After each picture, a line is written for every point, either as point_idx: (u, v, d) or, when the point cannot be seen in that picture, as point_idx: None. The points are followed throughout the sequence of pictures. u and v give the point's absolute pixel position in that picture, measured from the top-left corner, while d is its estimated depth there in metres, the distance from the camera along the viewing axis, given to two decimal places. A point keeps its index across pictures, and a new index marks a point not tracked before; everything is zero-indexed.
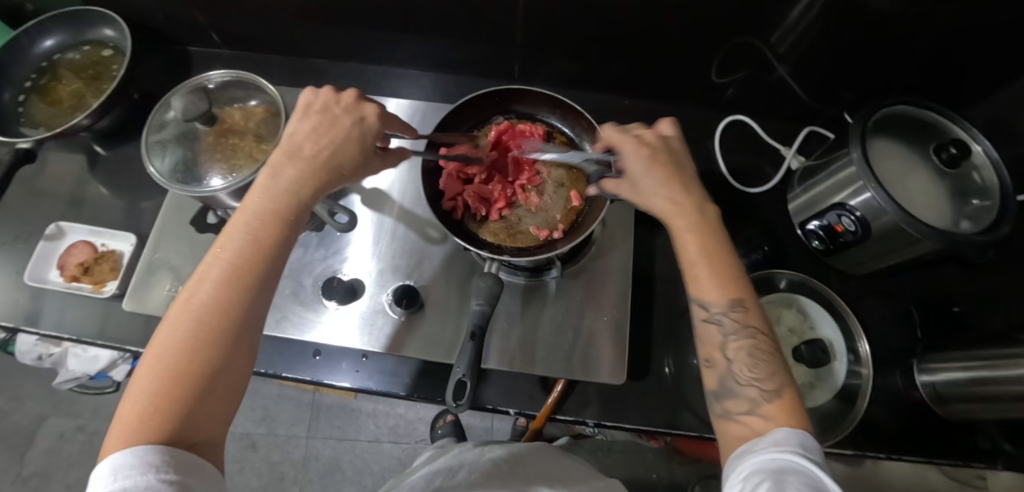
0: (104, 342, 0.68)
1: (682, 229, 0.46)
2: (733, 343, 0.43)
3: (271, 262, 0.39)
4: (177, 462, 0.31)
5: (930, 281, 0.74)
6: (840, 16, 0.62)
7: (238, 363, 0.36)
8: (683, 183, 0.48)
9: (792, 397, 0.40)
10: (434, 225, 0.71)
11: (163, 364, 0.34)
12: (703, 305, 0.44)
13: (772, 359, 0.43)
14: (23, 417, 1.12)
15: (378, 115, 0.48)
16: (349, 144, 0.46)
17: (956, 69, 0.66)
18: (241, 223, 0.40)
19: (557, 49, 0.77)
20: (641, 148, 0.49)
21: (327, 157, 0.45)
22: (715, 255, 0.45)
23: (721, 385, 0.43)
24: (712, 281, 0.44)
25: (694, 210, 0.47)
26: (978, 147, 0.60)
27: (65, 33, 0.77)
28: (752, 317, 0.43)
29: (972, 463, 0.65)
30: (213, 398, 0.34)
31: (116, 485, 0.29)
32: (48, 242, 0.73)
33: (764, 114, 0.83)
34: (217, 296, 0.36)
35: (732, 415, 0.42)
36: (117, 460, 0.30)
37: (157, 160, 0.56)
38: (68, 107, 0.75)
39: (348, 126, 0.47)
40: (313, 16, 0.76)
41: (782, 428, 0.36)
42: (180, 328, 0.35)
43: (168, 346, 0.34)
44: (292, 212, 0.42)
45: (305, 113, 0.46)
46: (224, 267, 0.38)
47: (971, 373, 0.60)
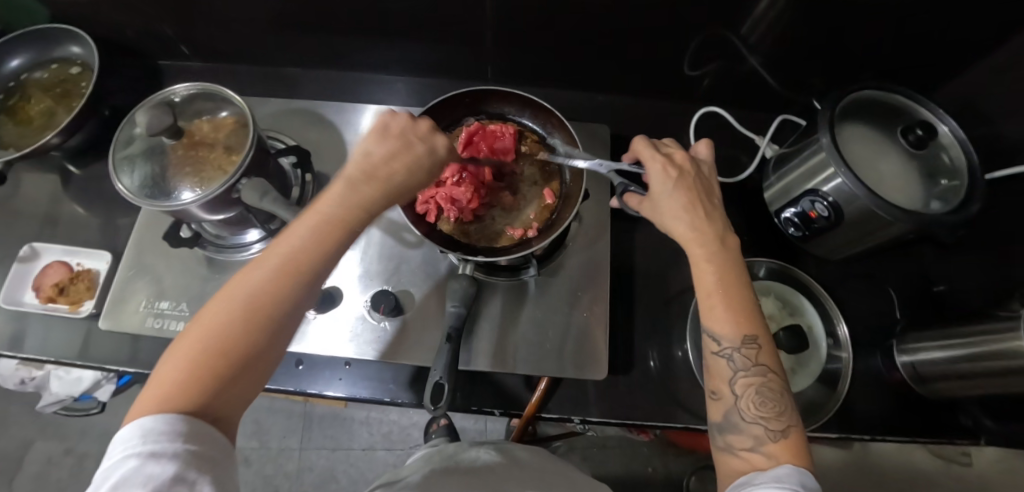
0: (83, 363, 0.67)
1: (700, 257, 0.46)
2: (742, 377, 0.43)
3: (331, 261, 0.40)
4: (203, 433, 0.32)
5: (907, 263, 0.74)
6: (804, 4, 0.63)
7: (274, 352, 0.37)
8: (707, 210, 0.49)
9: (797, 438, 0.40)
10: (410, 229, 0.71)
11: (207, 340, 0.35)
12: (715, 338, 0.44)
13: (782, 399, 0.42)
14: (10, 443, 1.10)
15: (447, 147, 0.48)
16: (418, 170, 0.45)
17: (922, 52, 0.67)
18: (313, 217, 0.41)
19: (529, 48, 0.77)
20: (668, 170, 0.51)
21: (399, 179, 0.44)
22: (730, 289, 0.45)
23: (725, 417, 0.43)
24: (726, 312, 0.44)
25: (715, 240, 0.47)
26: (944, 128, 0.62)
27: (32, 52, 0.77)
28: (764, 355, 0.43)
29: (955, 440, 0.66)
30: (245, 379, 0.35)
31: (145, 447, 0.31)
32: (22, 264, 0.72)
33: (739, 104, 0.83)
34: (271, 284, 0.37)
35: (735, 450, 0.41)
36: (148, 424, 0.31)
37: (125, 176, 0.55)
38: (38, 126, 0.74)
39: (421, 153, 0.46)
40: (282, 25, 0.75)
41: (783, 467, 0.37)
42: (226, 307, 0.36)
43: (214, 322, 0.35)
44: (361, 221, 0.42)
45: (383, 136, 0.45)
46: (284, 257, 0.38)
47: (950, 351, 0.61)
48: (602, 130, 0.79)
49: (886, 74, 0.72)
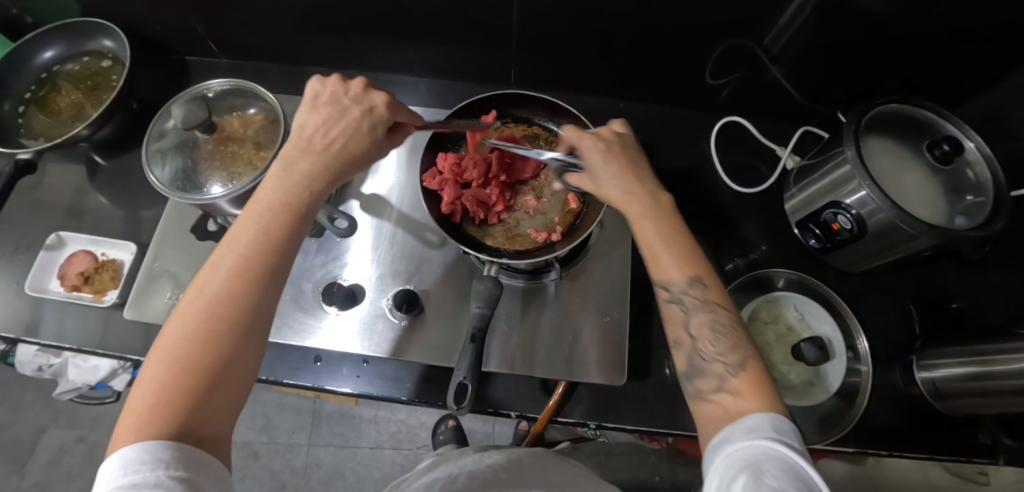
0: (103, 352, 0.68)
1: (638, 215, 0.47)
2: (693, 319, 0.44)
3: (283, 253, 0.41)
4: (186, 458, 0.32)
5: (927, 278, 0.74)
6: (832, 16, 0.63)
7: (247, 359, 0.37)
8: (635, 168, 0.50)
9: (756, 368, 0.41)
10: (432, 229, 0.71)
11: (174, 360, 0.35)
12: (665, 287, 0.45)
13: (734, 330, 0.43)
14: (23, 429, 1.11)
15: (387, 105, 0.48)
16: (357, 137, 0.46)
17: (946, 66, 0.67)
18: (255, 215, 0.42)
19: (553, 53, 0.77)
20: (597, 142, 0.51)
21: (336, 147, 0.45)
22: (670, 239, 0.46)
23: (689, 364, 0.44)
24: (670, 258, 0.45)
25: (646, 194, 0.48)
26: (970, 144, 0.61)
27: (65, 45, 0.78)
28: (711, 291, 0.44)
29: (974, 458, 0.65)
30: (222, 392, 0.35)
31: (126, 480, 0.30)
32: (48, 252, 0.73)
33: (759, 114, 0.83)
34: (226, 288, 0.38)
35: (702, 395, 0.42)
36: (127, 456, 0.31)
37: (157, 168, 0.56)
38: (68, 117, 0.75)
39: (357, 118, 0.46)
40: (311, 24, 0.76)
41: (756, 416, 0.36)
42: (189, 322, 0.36)
43: (178, 340, 0.35)
44: (304, 203, 0.43)
45: (313, 106, 0.46)
46: (236, 260, 0.39)
47: (968, 369, 0.60)
48: None
49: (910, 88, 0.72)
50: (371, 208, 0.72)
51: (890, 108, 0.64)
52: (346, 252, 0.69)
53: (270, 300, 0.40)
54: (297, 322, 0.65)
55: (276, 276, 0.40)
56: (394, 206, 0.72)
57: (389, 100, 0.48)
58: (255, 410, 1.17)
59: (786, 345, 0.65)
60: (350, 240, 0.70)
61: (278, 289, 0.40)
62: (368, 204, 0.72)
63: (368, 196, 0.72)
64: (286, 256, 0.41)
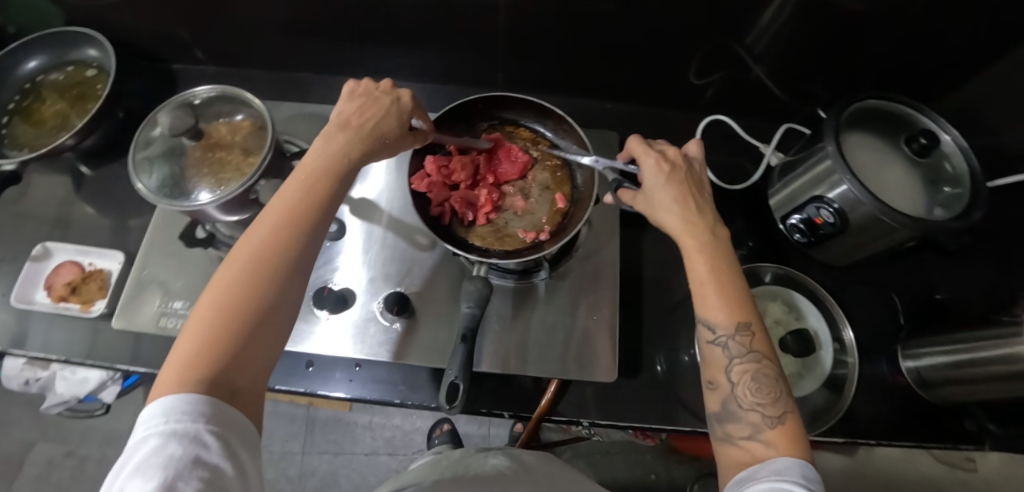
0: (92, 362, 0.67)
1: (693, 250, 0.46)
2: (737, 365, 0.43)
3: (323, 214, 0.41)
4: (222, 414, 0.32)
5: (910, 270, 0.76)
6: (810, 15, 0.64)
7: (284, 315, 0.37)
8: (699, 203, 0.49)
9: (793, 424, 0.40)
10: (422, 232, 0.72)
11: (217, 307, 0.35)
12: (709, 327, 0.44)
13: (777, 385, 0.42)
14: (11, 444, 1.09)
15: (412, 97, 0.51)
16: (387, 117, 0.49)
17: (922, 63, 0.68)
18: (301, 179, 0.42)
19: (539, 56, 0.78)
20: (661, 163, 0.51)
21: (371, 125, 0.48)
22: (723, 280, 0.45)
23: (723, 407, 0.43)
24: (719, 301, 0.44)
25: (706, 230, 0.47)
26: (947, 136, 0.63)
27: (49, 54, 0.78)
28: (758, 342, 0.43)
29: (961, 445, 0.66)
30: (259, 344, 0.35)
31: (167, 427, 0.30)
32: (34, 263, 0.72)
33: (743, 113, 0.85)
34: (270, 243, 0.38)
35: (733, 439, 0.42)
36: (169, 403, 0.31)
37: (144, 176, 0.56)
38: (53, 127, 0.75)
39: (386, 105, 0.50)
40: (298, 31, 0.77)
41: (785, 462, 0.37)
42: (234, 271, 0.36)
43: (225, 284, 0.36)
44: (345, 168, 0.44)
45: (350, 98, 0.50)
46: (284, 213, 0.40)
47: (952, 356, 0.62)
48: (610, 137, 0.80)
49: (888, 84, 0.74)
50: (361, 212, 0.72)
51: (873, 103, 0.65)
52: (336, 256, 0.69)
53: (310, 260, 0.40)
54: None
55: (316, 235, 0.41)
56: (384, 210, 0.72)
57: (414, 97, 0.52)
58: None
59: (775, 338, 0.66)
60: (340, 245, 0.70)
61: (316, 251, 0.41)
62: (358, 208, 0.72)
63: (358, 200, 0.72)
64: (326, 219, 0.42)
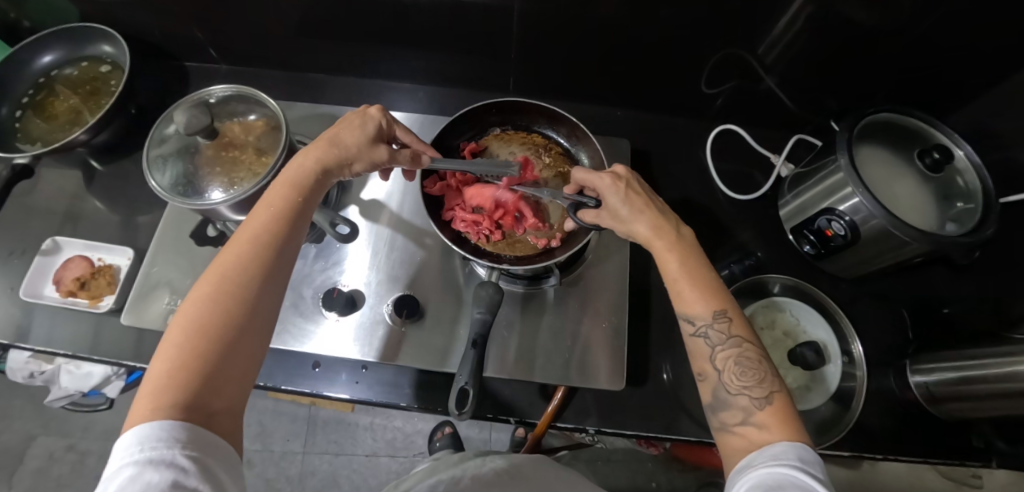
0: (98, 358, 0.67)
1: (663, 249, 0.47)
2: (720, 353, 0.44)
3: (289, 236, 0.43)
4: (199, 438, 0.32)
5: (918, 284, 0.75)
6: (824, 27, 0.64)
7: (256, 335, 0.38)
8: (659, 207, 0.50)
9: (782, 402, 0.40)
10: (432, 235, 0.72)
11: (189, 329, 0.35)
12: (689, 319, 0.45)
13: (761, 365, 0.43)
14: (12, 437, 1.09)
15: (381, 110, 0.52)
16: (352, 129, 0.50)
17: (934, 76, 0.68)
18: (268, 201, 0.44)
19: (551, 62, 0.78)
20: (617, 182, 0.50)
21: (332, 139, 0.49)
22: (694, 272, 0.46)
23: (715, 396, 0.43)
24: (694, 293, 0.45)
25: (673, 229, 0.48)
26: (960, 152, 0.62)
27: (63, 50, 0.78)
28: (737, 326, 0.43)
29: (968, 462, 0.66)
30: (231, 366, 0.36)
31: (143, 455, 0.30)
32: (43, 257, 0.72)
33: (753, 123, 0.85)
34: (238, 264, 0.39)
35: (729, 427, 0.41)
36: (143, 431, 0.31)
37: (158, 174, 0.56)
38: (65, 122, 0.75)
39: (354, 118, 0.51)
40: (311, 32, 0.77)
41: (782, 440, 0.37)
42: (203, 293, 0.37)
43: (196, 306, 0.36)
44: (309, 186, 0.46)
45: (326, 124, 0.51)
46: (250, 234, 0.41)
47: (963, 372, 0.61)
48: (620, 144, 0.80)
49: (899, 97, 0.74)
50: (370, 214, 0.72)
51: (879, 117, 0.65)
52: (344, 258, 0.69)
53: (280, 281, 0.41)
54: (296, 328, 0.65)
55: (283, 254, 0.42)
56: (393, 212, 0.72)
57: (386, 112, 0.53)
58: (249, 417, 1.16)
59: (782, 350, 0.66)
60: (349, 247, 0.70)
61: (286, 270, 0.42)
62: (367, 209, 0.72)
63: (368, 202, 0.73)
64: (293, 240, 0.43)
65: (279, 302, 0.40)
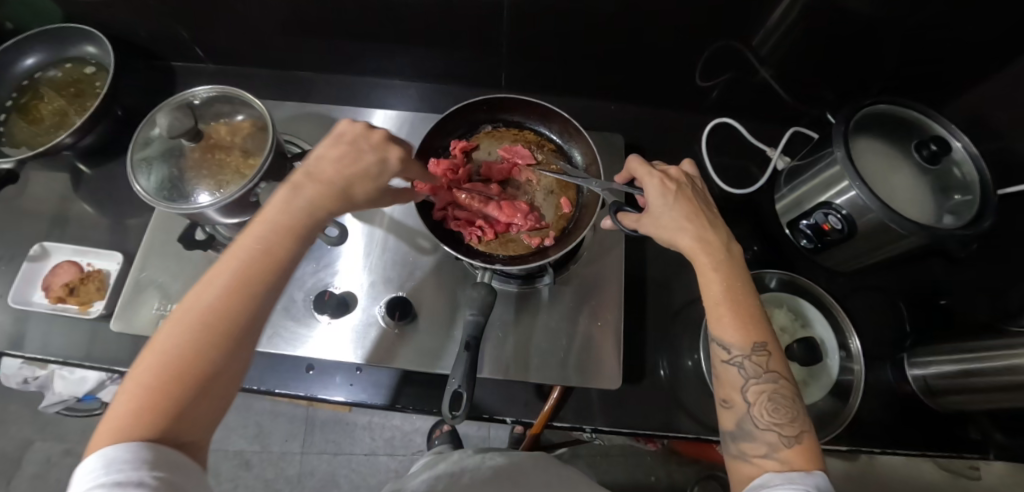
0: (90, 364, 0.66)
1: (707, 266, 0.45)
2: (753, 386, 0.43)
3: (278, 277, 0.39)
4: (167, 462, 0.31)
5: (916, 276, 0.75)
6: (820, 18, 0.63)
7: (231, 377, 0.36)
8: (710, 218, 0.48)
9: (811, 443, 0.40)
10: (425, 235, 0.71)
11: (162, 368, 0.33)
12: (724, 347, 0.43)
13: (794, 405, 0.42)
14: (9, 442, 1.09)
15: (400, 161, 0.48)
16: (366, 183, 0.46)
17: (932, 66, 0.67)
18: (255, 233, 0.39)
19: (543, 57, 0.77)
20: (666, 183, 0.50)
21: (344, 180, 0.44)
22: (736, 298, 0.44)
23: (738, 425, 0.42)
24: (734, 320, 0.43)
25: (723, 247, 0.46)
26: (957, 143, 0.62)
27: (47, 51, 0.77)
28: (775, 362, 0.42)
29: (965, 454, 0.66)
30: (207, 403, 0.34)
31: (109, 477, 0.30)
32: (31, 263, 0.71)
33: (749, 116, 0.84)
34: (221, 305, 0.36)
35: (747, 457, 0.41)
36: (110, 454, 0.30)
37: (142, 178, 0.55)
38: (51, 125, 0.74)
39: (369, 163, 0.46)
40: (299, 29, 0.76)
41: (810, 475, 0.36)
42: (176, 335, 0.34)
43: (167, 346, 0.34)
44: (309, 224, 0.41)
45: (334, 142, 0.46)
46: (235, 274, 0.37)
47: (960, 365, 0.61)
48: (614, 140, 0.79)
49: (896, 88, 0.73)
50: (362, 215, 0.71)
51: (881, 110, 0.64)
52: (336, 260, 0.68)
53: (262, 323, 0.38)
54: (288, 332, 0.65)
55: (273, 293, 0.38)
56: (385, 212, 0.71)
57: (404, 155, 0.48)
58: (247, 419, 1.15)
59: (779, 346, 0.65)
60: (340, 248, 0.69)
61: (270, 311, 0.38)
62: (359, 210, 0.71)
63: None
64: (283, 281, 0.39)
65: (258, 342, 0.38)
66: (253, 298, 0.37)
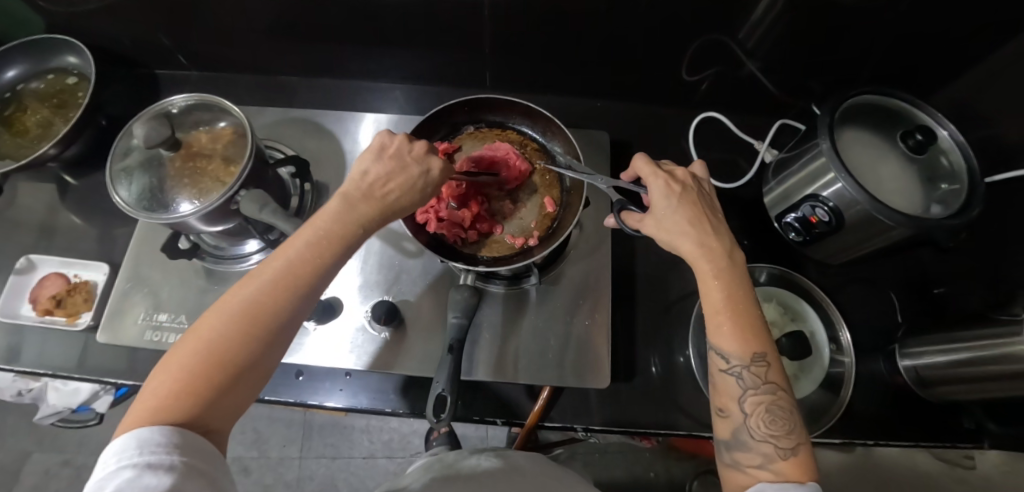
0: (81, 376, 0.66)
1: (707, 274, 0.45)
2: (751, 396, 0.42)
3: (321, 279, 0.40)
4: (197, 446, 0.32)
5: (907, 266, 0.74)
6: (804, 8, 0.63)
7: (263, 369, 0.37)
8: (713, 225, 0.48)
9: (806, 456, 0.40)
10: (410, 238, 0.71)
11: (204, 351, 0.34)
12: (723, 356, 0.43)
13: (791, 417, 0.41)
14: (7, 455, 1.09)
15: (443, 169, 0.48)
16: (410, 193, 0.46)
17: (918, 55, 0.67)
18: (310, 229, 0.41)
19: (527, 55, 0.77)
20: (671, 185, 0.49)
21: (394, 195, 0.45)
22: (738, 307, 0.44)
23: (734, 435, 0.42)
24: (732, 329, 0.43)
25: (724, 255, 0.46)
26: (944, 132, 0.61)
27: (29, 62, 0.76)
28: (774, 373, 0.42)
29: (959, 444, 0.66)
30: (240, 390, 0.35)
31: (142, 458, 0.30)
32: (18, 276, 0.71)
33: (736, 109, 0.84)
34: (271, 294, 0.37)
35: (742, 466, 0.41)
36: (143, 434, 0.31)
37: (123, 188, 0.55)
38: (34, 137, 0.74)
39: (415, 174, 0.46)
40: (281, 33, 0.75)
41: (804, 488, 0.36)
42: (218, 323, 0.35)
43: (209, 333, 0.35)
44: (357, 232, 0.43)
45: (379, 156, 0.46)
46: (281, 271, 0.38)
47: (953, 356, 0.60)
48: (601, 137, 0.79)
49: (882, 78, 0.72)
50: None
51: (871, 103, 0.64)
52: None
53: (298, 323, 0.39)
54: None
55: (312, 297, 0.40)
56: None
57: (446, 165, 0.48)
58: (244, 425, 1.15)
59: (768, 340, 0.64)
60: None
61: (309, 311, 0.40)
62: None
63: None
64: (330, 276, 0.41)
65: (293, 338, 0.39)
66: (295, 296, 0.38)
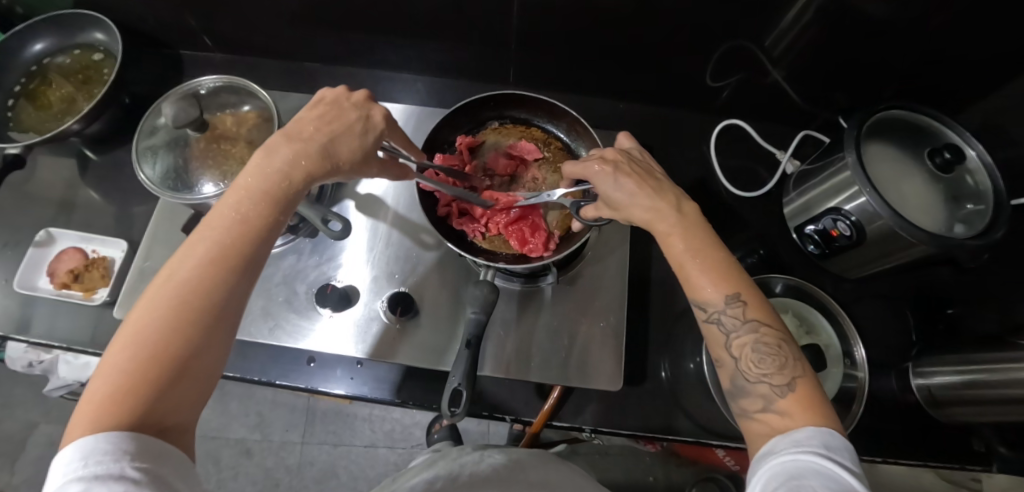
0: (95, 350, 0.67)
1: (666, 233, 0.45)
2: (735, 340, 0.42)
3: (255, 252, 0.39)
4: (149, 450, 0.31)
5: (922, 285, 0.74)
6: (835, 19, 0.62)
7: (210, 358, 0.35)
8: (657, 186, 0.48)
9: (805, 388, 0.39)
10: (428, 230, 0.71)
11: (140, 349, 0.33)
12: (701, 306, 0.43)
13: (780, 350, 0.41)
14: (13, 424, 1.10)
15: (385, 117, 0.48)
16: (352, 138, 0.45)
17: (945, 72, 0.66)
18: (231, 202, 0.39)
19: (551, 52, 0.76)
20: (607, 166, 0.48)
21: (327, 136, 0.44)
22: (702, 254, 0.44)
23: (733, 383, 0.42)
24: (704, 277, 0.43)
25: (673, 209, 0.46)
26: (971, 151, 0.60)
27: (55, 37, 0.76)
28: (752, 310, 0.42)
29: (967, 466, 0.65)
30: (187, 384, 0.34)
31: (88, 471, 0.29)
32: (37, 248, 0.71)
33: (759, 118, 0.83)
34: (200, 273, 0.36)
35: (750, 414, 0.40)
36: (88, 445, 0.30)
37: (148, 167, 0.56)
38: (58, 111, 0.74)
39: (353, 121, 0.46)
40: (306, 19, 0.75)
41: (813, 432, 0.35)
42: (150, 316, 0.34)
43: (145, 325, 0.34)
44: (285, 194, 0.41)
45: (314, 105, 0.46)
46: (212, 247, 0.37)
47: (967, 377, 0.60)
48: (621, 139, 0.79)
49: (909, 94, 0.72)
50: (367, 209, 0.71)
51: (892, 113, 0.63)
52: (340, 253, 0.68)
53: (240, 299, 0.38)
54: (291, 324, 0.65)
55: (251, 275, 0.38)
56: (390, 207, 0.71)
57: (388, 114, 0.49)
58: (248, 408, 1.16)
59: None
60: (344, 242, 0.69)
61: (250, 282, 0.39)
62: (365, 204, 0.71)
63: (364, 196, 0.71)
64: (265, 244, 0.40)
65: (240, 319, 0.38)
66: (230, 273, 0.37)
